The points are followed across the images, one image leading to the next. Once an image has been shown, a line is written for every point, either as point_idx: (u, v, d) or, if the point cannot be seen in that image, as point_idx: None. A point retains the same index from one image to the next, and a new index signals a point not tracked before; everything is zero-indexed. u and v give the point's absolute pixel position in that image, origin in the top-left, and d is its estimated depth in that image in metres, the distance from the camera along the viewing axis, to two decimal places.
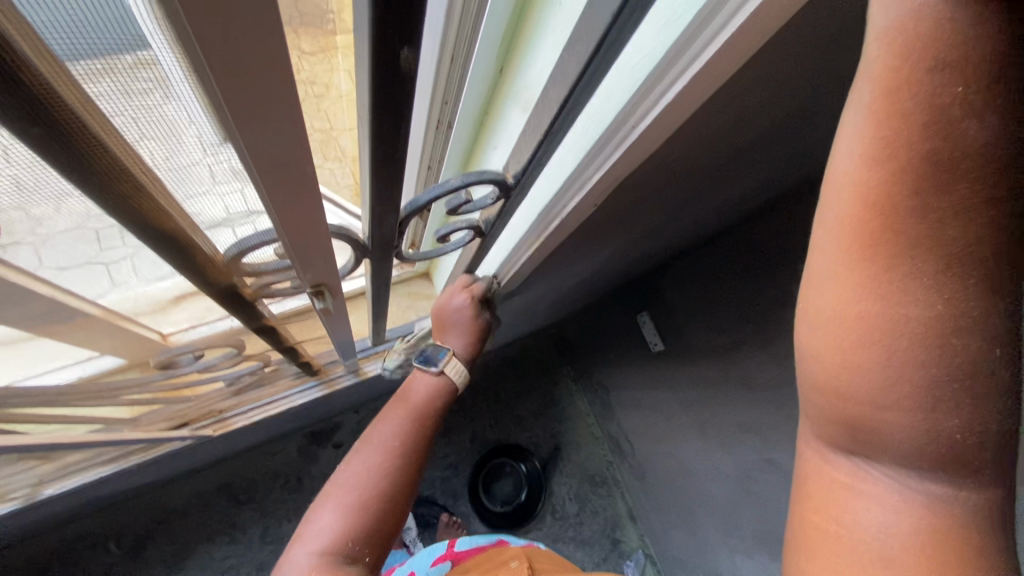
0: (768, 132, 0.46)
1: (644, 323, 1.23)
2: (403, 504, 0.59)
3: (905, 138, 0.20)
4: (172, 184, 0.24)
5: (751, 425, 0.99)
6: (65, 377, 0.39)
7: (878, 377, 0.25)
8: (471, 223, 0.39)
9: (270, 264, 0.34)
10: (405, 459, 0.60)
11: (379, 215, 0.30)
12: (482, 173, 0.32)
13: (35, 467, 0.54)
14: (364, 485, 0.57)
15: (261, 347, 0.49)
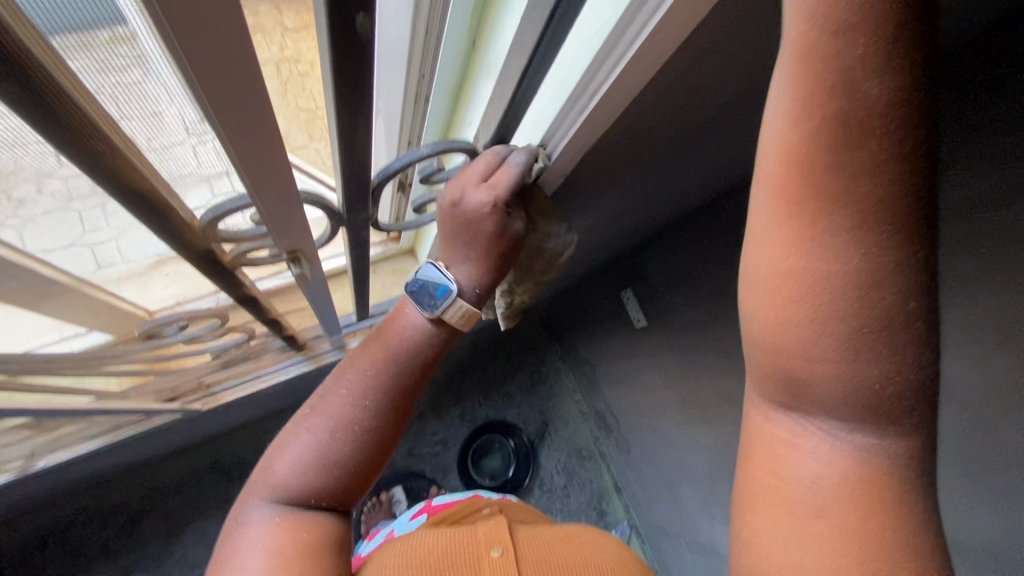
0: (737, 105, 0.47)
1: (627, 299, 1.25)
2: (375, 458, 0.54)
3: (818, 96, 0.21)
4: (156, 162, 0.26)
5: (729, 396, 1.03)
6: (55, 351, 0.41)
7: (806, 331, 0.25)
8: (446, 192, 0.40)
9: (247, 232, 0.35)
10: (373, 420, 0.52)
11: (351, 181, 0.31)
12: (452, 142, 0.32)
13: (25, 438, 0.55)
14: (323, 444, 0.51)
15: (245, 318, 0.51)
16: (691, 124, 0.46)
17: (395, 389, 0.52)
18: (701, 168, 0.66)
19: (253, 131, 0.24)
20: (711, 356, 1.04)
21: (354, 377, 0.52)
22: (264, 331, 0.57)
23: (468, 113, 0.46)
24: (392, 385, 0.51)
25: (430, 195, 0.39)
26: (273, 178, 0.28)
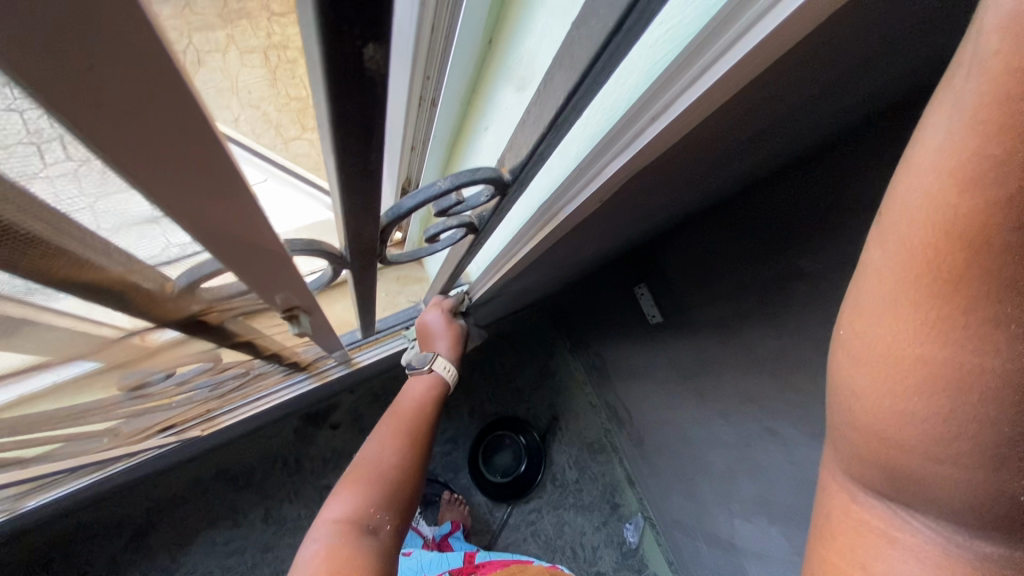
0: (790, 108, 0.41)
1: (641, 295, 1.20)
2: (419, 479, 0.62)
3: (1009, 154, 0.23)
4: (92, 224, 0.19)
5: (750, 396, 0.99)
6: (34, 384, 0.31)
7: (927, 423, 0.29)
8: (464, 221, 0.34)
9: (231, 287, 0.30)
10: (418, 436, 0.63)
11: (356, 225, 0.25)
12: (474, 171, 0.26)
13: (9, 486, 0.51)
14: (388, 456, 0.60)
15: (239, 356, 0.46)
16: (739, 130, 0.41)
17: (433, 408, 0.68)
18: (733, 169, 0.60)
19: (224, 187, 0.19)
20: (732, 355, 1.00)
21: (403, 404, 0.66)
22: (263, 363, 0.52)
23: (483, 119, 0.40)
24: (432, 404, 0.68)
25: (444, 226, 0.34)
26: (250, 233, 0.23)
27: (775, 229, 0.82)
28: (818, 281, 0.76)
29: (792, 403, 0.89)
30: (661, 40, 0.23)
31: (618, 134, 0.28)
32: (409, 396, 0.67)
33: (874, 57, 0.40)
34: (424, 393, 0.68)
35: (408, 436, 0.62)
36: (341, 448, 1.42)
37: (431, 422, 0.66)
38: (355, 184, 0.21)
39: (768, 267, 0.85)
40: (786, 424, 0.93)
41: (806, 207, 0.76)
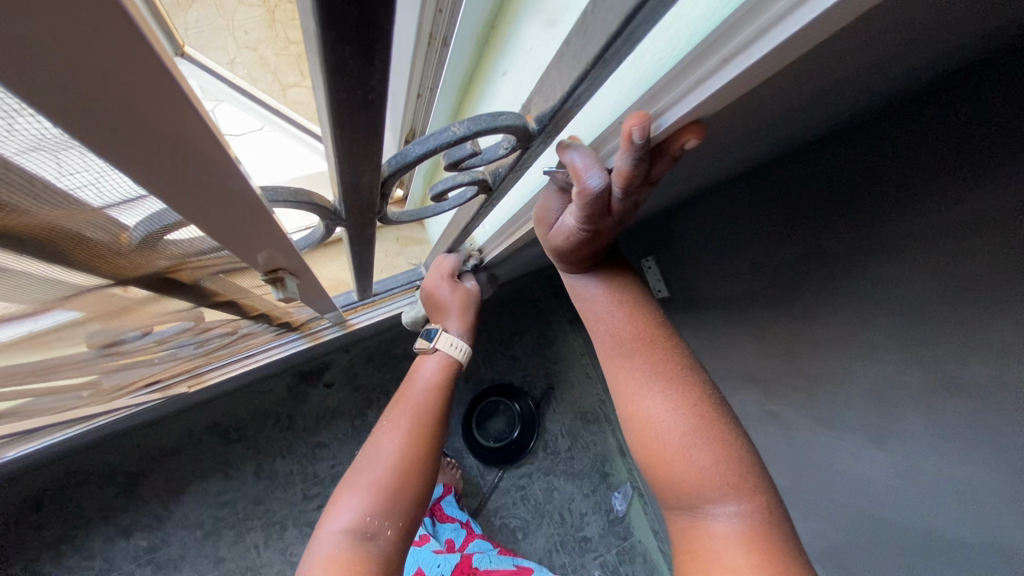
0: (848, 72, 0.36)
1: (648, 268, 1.13)
2: (428, 475, 0.59)
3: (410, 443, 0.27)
4: (65, 188, 0.19)
5: (753, 377, 0.96)
6: (11, 332, 0.28)
7: None
8: (476, 177, 0.30)
9: (207, 242, 0.27)
10: (424, 433, 0.60)
11: (350, 171, 0.22)
12: (497, 116, 0.22)
13: None
14: (390, 456, 0.57)
15: (223, 316, 0.43)
16: (790, 95, 0.36)
17: (440, 400, 0.63)
18: (762, 136, 0.55)
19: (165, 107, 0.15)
20: (736, 337, 0.97)
21: (409, 398, 0.62)
22: (251, 323, 0.50)
23: (501, 62, 0.35)
24: (438, 396, 0.63)
25: (454, 181, 0.30)
26: (199, 175, 0.19)
27: (778, 214, 0.76)
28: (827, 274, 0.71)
29: (797, 386, 0.87)
30: None
31: (682, 72, 0.23)
32: (413, 389, 0.63)
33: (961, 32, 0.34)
34: (431, 382, 0.64)
35: (413, 434, 0.59)
36: (335, 407, 1.41)
37: (437, 414, 0.62)
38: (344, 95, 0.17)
39: (768, 255, 0.81)
40: (788, 407, 0.91)
41: (818, 199, 0.68)
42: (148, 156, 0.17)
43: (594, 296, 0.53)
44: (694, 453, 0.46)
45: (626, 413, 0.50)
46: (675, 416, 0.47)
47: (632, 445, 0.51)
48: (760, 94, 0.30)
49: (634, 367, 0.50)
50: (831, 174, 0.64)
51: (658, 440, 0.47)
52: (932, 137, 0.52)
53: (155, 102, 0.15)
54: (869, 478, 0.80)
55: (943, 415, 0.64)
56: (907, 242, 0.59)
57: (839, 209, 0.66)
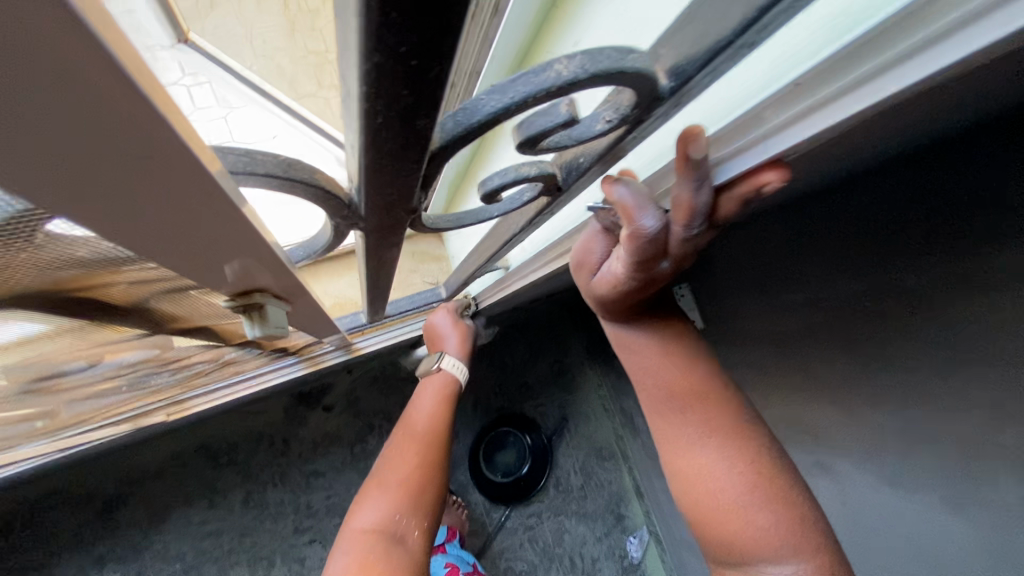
0: None
1: (681, 297, 1.03)
2: (446, 472, 0.56)
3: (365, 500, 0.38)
4: None
5: (801, 424, 0.86)
6: None
7: None
8: (545, 171, 0.22)
9: (159, 247, 0.19)
10: (438, 432, 0.57)
11: (391, 127, 0.14)
12: (622, 60, 0.15)
13: None
14: (410, 458, 0.54)
15: (201, 338, 0.34)
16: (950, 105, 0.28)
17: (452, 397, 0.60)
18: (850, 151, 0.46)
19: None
20: (781, 380, 0.87)
21: (420, 393, 0.60)
22: (240, 349, 0.42)
23: (567, 37, 0.28)
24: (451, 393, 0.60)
25: (517, 173, 0.21)
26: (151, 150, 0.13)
27: (838, 251, 0.64)
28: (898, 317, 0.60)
29: (857, 439, 0.76)
30: None
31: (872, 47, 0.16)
32: (423, 391, 0.60)
33: None
34: (443, 380, 0.61)
35: (428, 435, 0.56)
36: (333, 432, 1.31)
37: (450, 410, 0.59)
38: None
39: (821, 295, 0.70)
40: (840, 461, 0.81)
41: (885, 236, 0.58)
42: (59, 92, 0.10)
43: (642, 346, 0.43)
44: (756, 516, 0.38)
45: (674, 465, 0.43)
46: (724, 469, 0.40)
47: (681, 503, 0.43)
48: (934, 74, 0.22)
49: (685, 423, 0.42)
50: (909, 205, 0.54)
51: (710, 495, 0.40)
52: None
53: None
54: (940, 553, 0.69)
55: None
56: (1022, 282, 0.47)
57: (916, 248, 0.55)
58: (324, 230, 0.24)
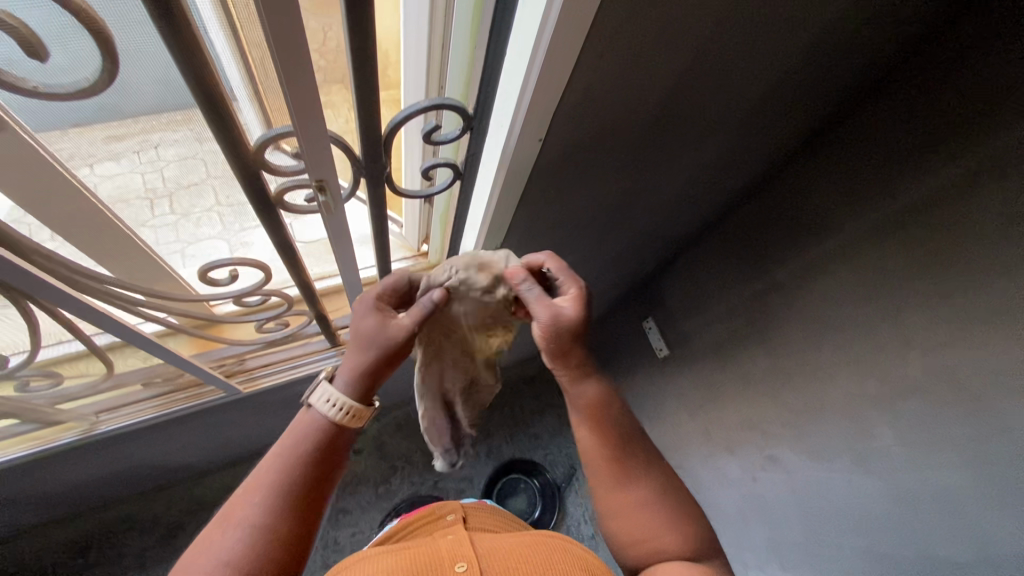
0: (701, 97, 0.54)
1: (649, 328, 1.22)
2: (314, 519, 0.55)
3: (262, 532, 0.51)
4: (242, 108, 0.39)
5: (752, 422, 1.00)
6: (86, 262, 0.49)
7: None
8: (448, 159, 0.53)
9: (288, 167, 0.46)
10: (295, 495, 0.53)
11: (366, 113, 0.41)
12: (442, 100, 0.43)
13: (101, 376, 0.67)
14: (254, 522, 0.51)
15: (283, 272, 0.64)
16: (669, 102, 0.52)
17: (323, 452, 0.56)
18: (686, 171, 0.71)
19: (284, 46, 0.31)
20: (731, 381, 1.03)
21: (286, 441, 0.56)
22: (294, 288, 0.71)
23: None
24: (321, 448, 0.56)
25: (434, 160, 0.52)
26: (313, 126, 0.38)
27: (814, 197, 0.77)
28: (863, 243, 0.70)
29: (789, 419, 0.90)
30: (529, 19, 0.37)
31: (527, 79, 0.41)
32: (291, 438, 0.56)
33: (766, 57, 0.51)
34: (314, 432, 0.56)
35: (280, 493, 0.53)
36: (362, 472, 1.51)
37: (316, 470, 0.55)
38: (362, 67, 0.36)
39: (790, 252, 0.83)
40: (784, 449, 0.93)
41: (852, 172, 0.70)
42: (294, 106, 0.35)
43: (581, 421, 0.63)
44: (662, 537, 0.58)
45: (612, 496, 0.61)
46: (648, 507, 0.60)
47: (614, 526, 0.62)
48: (616, 97, 0.48)
49: (615, 479, 0.61)
50: (843, 162, 0.71)
51: (637, 520, 0.59)
52: (954, 71, 0.57)
53: (298, 70, 0.33)
54: (867, 509, 0.79)
55: (907, 417, 0.70)
56: (919, 216, 0.63)
57: (858, 194, 0.70)
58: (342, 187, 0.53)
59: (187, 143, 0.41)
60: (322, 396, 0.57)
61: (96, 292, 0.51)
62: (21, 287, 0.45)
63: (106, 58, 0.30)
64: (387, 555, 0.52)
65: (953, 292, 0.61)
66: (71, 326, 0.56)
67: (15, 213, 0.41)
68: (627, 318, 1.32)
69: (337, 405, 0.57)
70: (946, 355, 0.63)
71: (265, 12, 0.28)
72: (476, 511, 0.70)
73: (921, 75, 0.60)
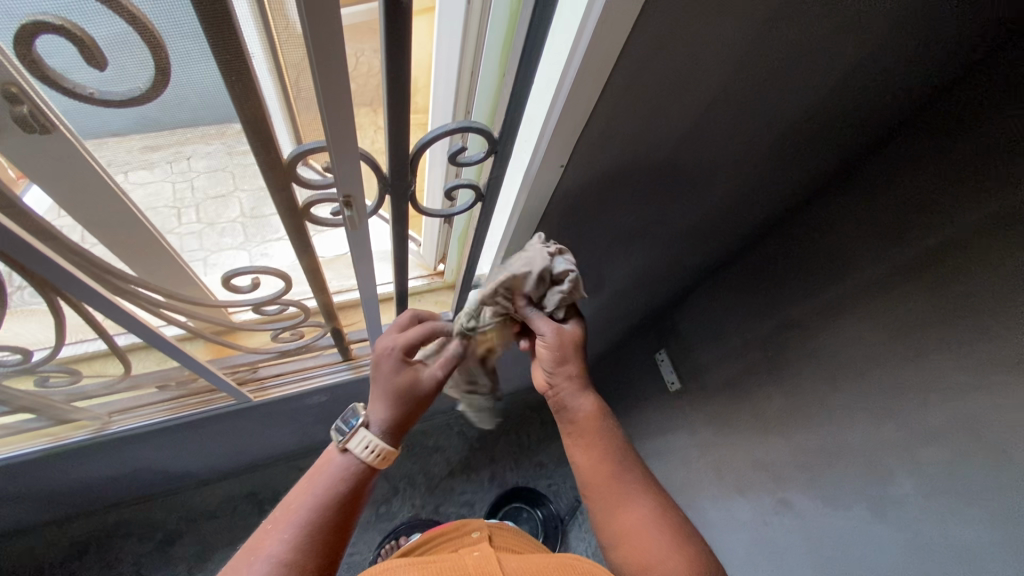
0: (722, 131, 0.55)
1: (662, 360, 1.21)
2: (340, 549, 0.54)
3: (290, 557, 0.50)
4: (277, 128, 0.41)
5: (764, 462, 0.97)
6: (115, 264, 0.50)
7: None
8: (471, 180, 0.54)
9: (316, 180, 0.48)
10: (323, 525, 0.53)
11: (396, 131, 0.42)
12: (469, 124, 0.45)
13: (119, 374, 0.68)
14: (279, 555, 0.50)
15: (301, 280, 0.65)
16: (690, 134, 0.53)
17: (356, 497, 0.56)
18: (702, 204, 0.72)
19: (325, 66, 0.32)
20: (744, 419, 1.00)
21: (322, 481, 0.56)
22: (314, 301, 0.72)
23: None
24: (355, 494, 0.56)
25: (458, 182, 0.54)
26: (345, 141, 0.39)
27: (836, 234, 0.76)
28: (879, 283, 0.70)
29: (804, 461, 0.87)
30: (558, 47, 0.39)
31: (554, 105, 0.42)
32: (319, 470, 0.57)
33: (788, 93, 0.52)
34: (353, 476, 0.57)
35: (310, 532, 0.52)
36: None
37: (346, 503, 0.55)
38: (396, 87, 0.38)
39: (812, 287, 0.82)
40: (797, 492, 0.90)
41: (872, 213, 0.70)
42: (329, 122, 0.37)
43: (575, 433, 0.63)
44: (667, 561, 0.54)
45: (614, 520, 0.58)
46: (647, 527, 0.56)
47: (622, 557, 0.57)
48: (639, 126, 0.49)
49: (618, 498, 0.59)
50: (859, 203, 0.72)
51: (638, 548, 0.56)
52: (977, 116, 0.57)
53: (336, 88, 0.34)
54: (884, 562, 0.76)
55: (928, 468, 0.67)
56: (933, 259, 0.63)
57: (875, 234, 0.70)
58: (367, 204, 0.55)
59: (217, 156, 0.42)
60: (361, 442, 0.57)
61: (119, 289, 0.53)
62: (56, 281, 0.48)
63: (156, 69, 0.33)
64: (410, 569, 0.51)
65: (980, 337, 0.59)
66: (95, 323, 0.57)
67: (53, 214, 0.43)
68: (640, 350, 1.31)
69: (373, 450, 0.57)
70: (972, 403, 0.61)
71: (312, 33, 0.30)
72: (497, 530, 0.69)
73: (943, 121, 0.60)
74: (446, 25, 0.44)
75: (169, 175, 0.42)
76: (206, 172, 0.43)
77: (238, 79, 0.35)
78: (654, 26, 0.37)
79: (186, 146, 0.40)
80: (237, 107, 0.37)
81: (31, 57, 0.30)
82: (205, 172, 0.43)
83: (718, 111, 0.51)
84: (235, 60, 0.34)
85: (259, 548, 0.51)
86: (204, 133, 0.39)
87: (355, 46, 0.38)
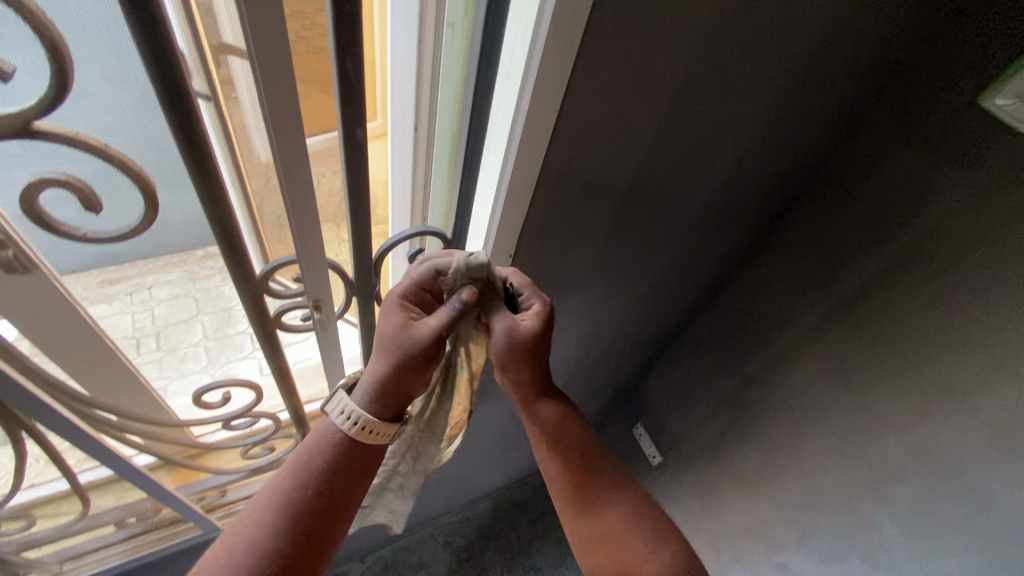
0: (646, 213, 0.63)
1: (640, 436, 1.22)
2: (331, 515, 0.52)
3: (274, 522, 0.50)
4: (249, 249, 0.45)
5: (756, 527, 0.96)
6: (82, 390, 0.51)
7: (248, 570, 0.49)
8: None
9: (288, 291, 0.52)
10: (311, 496, 0.51)
11: (358, 238, 0.47)
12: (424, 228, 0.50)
13: (77, 514, 0.65)
14: (269, 522, 0.50)
15: (272, 390, 0.67)
16: (620, 218, 0.61)
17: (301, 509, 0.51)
18: (645, 279, 0.79)
19: (294, 187, 0.38)
20: (728, 483, 1.00)
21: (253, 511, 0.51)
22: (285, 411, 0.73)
23: None
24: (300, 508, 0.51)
25: None
26: (313, 248, 0.44)
27: (765, 287, 0.84)
28: (816, 333, 0.76)
29: (792, 518, 0.87)
30: (491, 156, 0.47)
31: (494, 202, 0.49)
32: (316, 429, 0.54)
33: (693, 177, 0.61)
34: (319, 467, 0.52)
35: (296, 501, 0.51)
36: None
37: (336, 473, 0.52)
38: (357, 200, 0.44)
39: (759, 342, 0.87)
40: (793, 552, 0.89)
41: (797, 259, 0.76)
42: (298, 234, 0.42)
43: (557, 427, 0.63)
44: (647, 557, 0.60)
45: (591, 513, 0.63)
46: (627, 525, 0.61)
47: (599, 551, 0.62)
48: (573, 215, 0.56)
49: (596, 494, 0.63)
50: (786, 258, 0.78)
51: (623, 542, 0.61)
52: (866, 171, 0.64)
53: (304, 203, 0.40)
54: None
55: (900, 503, 0.69)
56: (855, 303, 0.68)
57: (805, 286, 0.75)
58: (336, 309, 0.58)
59: (179, 283, 0.48)
60: (339, 408, 0.52)
61: (87, 414, 0.53)
62: (22, 413, 0.48)
63: (147, 205, 0.38)
64: None
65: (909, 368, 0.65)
66: (56, 456, 0.56)
67: (21, 341, 0.43)
68: (618, 429, 1.31)
69: (350, 419, 0.52)
70: (918, 432, 0.65)
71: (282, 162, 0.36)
72: None
73: (839, 178, 0.68)
74: (398, 151, 0.51)
75: (136, 305, 0.48)
76: (167, 297, 0.49)
77: (217, 215, 0.40)
78: (567, 132, 0.45)
79: (155, 275, 0.46)
80: (217, 238, 0.42)
81: (34, 210, 0.34)
82: (166, 298, 0.49)
83: (638, 197, 0.59)
84: (214, 200, 0.39)
85: (259, 500, 0.53)
86: (177, 261, 0.46)
87: (320, 171, 0.44)
